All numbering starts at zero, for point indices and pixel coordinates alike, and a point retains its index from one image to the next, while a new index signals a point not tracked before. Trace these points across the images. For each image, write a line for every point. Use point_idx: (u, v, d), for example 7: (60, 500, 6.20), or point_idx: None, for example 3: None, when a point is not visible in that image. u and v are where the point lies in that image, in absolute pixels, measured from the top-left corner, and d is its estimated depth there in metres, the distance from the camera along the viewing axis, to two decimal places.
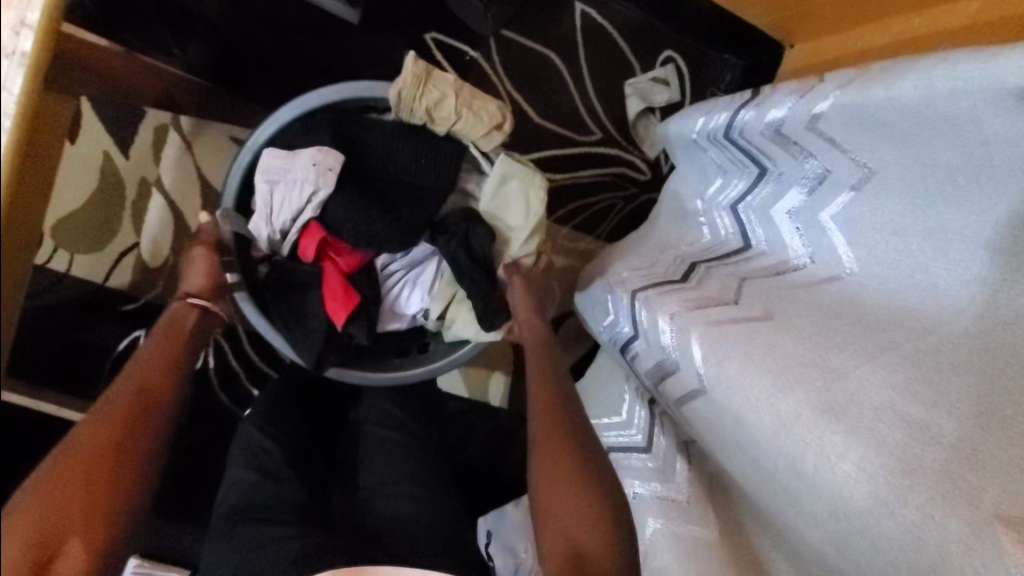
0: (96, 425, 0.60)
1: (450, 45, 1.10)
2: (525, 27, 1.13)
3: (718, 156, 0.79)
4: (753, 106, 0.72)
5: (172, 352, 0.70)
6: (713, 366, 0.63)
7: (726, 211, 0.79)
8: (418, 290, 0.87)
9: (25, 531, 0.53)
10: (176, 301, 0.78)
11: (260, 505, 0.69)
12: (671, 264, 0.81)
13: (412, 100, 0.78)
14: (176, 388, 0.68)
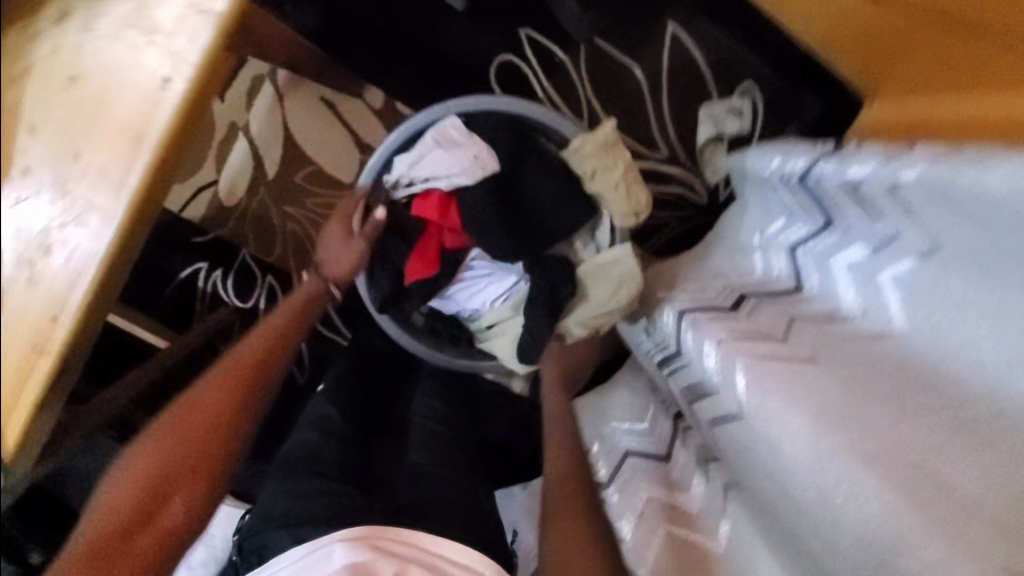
0: (218, 376, 0.77)
1: (541, 44, 1.17)
2: (617, 37, 1.20)
3: (786, 197, 0.87)
4: (834, 160, 0.77)
5: (293, 321, 0.86)
6: (754, 395, 0.67)
7: (784, 251, 0.86)
8: (483, 296, 0.89)
9: (142, 481, 0.68)
10: (318, 280, 0.94)
11: (315, 459, 0.73)
12: (721, 291, 0.89)
13: (588, 154, 0.78)
14: (279, 362, 0.82)
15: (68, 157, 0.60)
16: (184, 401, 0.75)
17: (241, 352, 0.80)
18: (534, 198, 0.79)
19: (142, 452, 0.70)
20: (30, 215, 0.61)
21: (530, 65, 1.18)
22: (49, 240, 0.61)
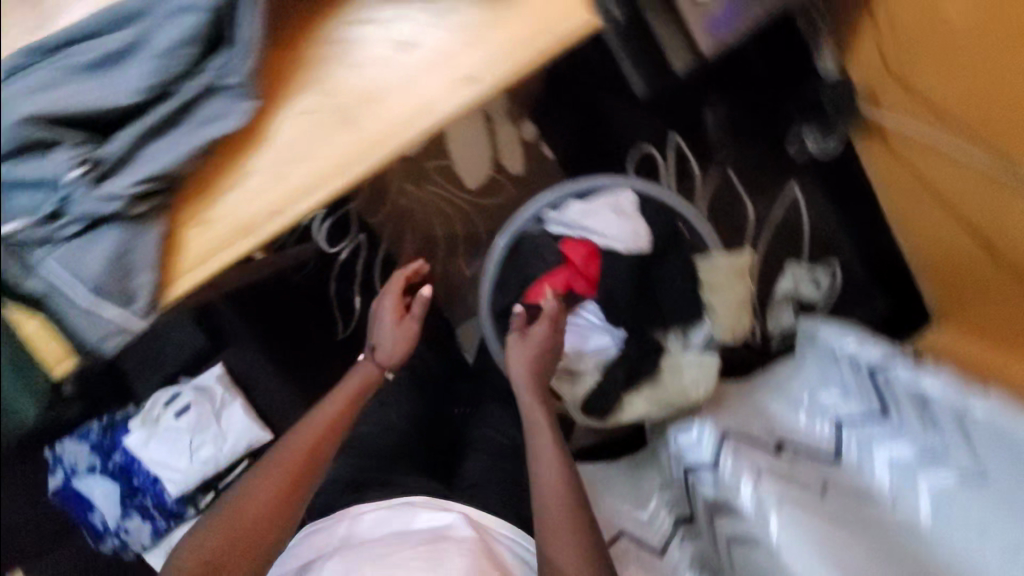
0: (280, 472, 0.77)
1: (685, 155, 1.27)
2: (749, 175, 1.28)
3: (848, 376, 0.96)
4: (909, 368, 0.88)
5: (340, 415, 0.85)
6: (784, 533, 0.76)
7: (830, 421, 0.95)
8: (574, 342, 0.91)
9: (209, 554, 0.70)
10: (371, 367, 0.92)
11: (372, 451, 0.97)
12: (764, 432, 0.96)
13: (718, 271, 0.86)
14: (336, 437, 0.83)
15: (350, 114, 0.63)
16: (242, 502, 0.75)
17: (301, 432, 0.82)
18: (662, 283, 0.87)
19: (212, 527, 0.73)
20: (297, 142, 0.64)
21: (667, 166, 1.26)
22: (294, 156, 0.64)
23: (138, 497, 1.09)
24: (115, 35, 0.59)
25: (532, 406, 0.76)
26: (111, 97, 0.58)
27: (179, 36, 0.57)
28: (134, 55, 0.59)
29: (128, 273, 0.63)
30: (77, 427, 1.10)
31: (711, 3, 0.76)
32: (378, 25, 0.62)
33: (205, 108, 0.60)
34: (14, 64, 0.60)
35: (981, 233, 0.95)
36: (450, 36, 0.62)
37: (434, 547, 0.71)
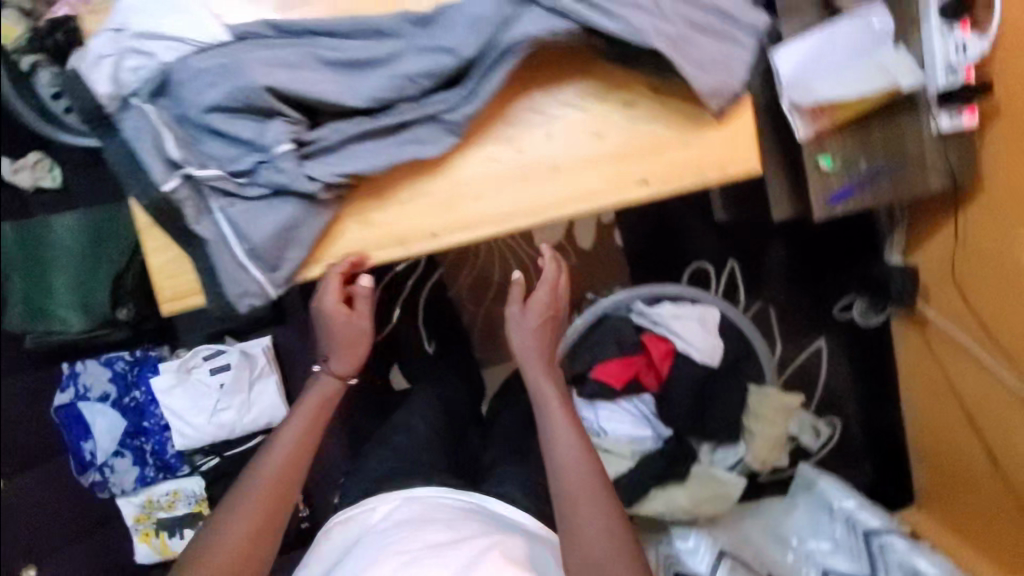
0: (254, 506, 0.70)
1: (736, 278, 1.32)
2: (787, 317, 1.32)
3: (841, 531, 1.05)
4: (906, 541, 1.00)
5: (304, 438, 0.76)
6: None
7: (817, 568, 1.03)
8: (617, 425, 0.93)
9: None
10: (330, 377, 0.79)
11: (389, 455, 0.95)
12: (755, 561, 1.03)
13: (767, 407, 0.93)
14: (306, 463, 0.75)
15: (530, 177, 0.70)
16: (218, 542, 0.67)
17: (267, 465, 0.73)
18: (720, 404, 0.92)
19: None
20: (480, 181, 0.71)
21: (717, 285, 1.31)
22: (469, 196, 0.71)
23: (140, 439, 1.09)
24: (364, 46, 0.66)
25: (542, 379, 0.76)
26: (342, 96, 0.65)
27: (421, 68, 0.65)
28: (372, 67, 0.66)
29: (286, 245, 0.68)
30: (104, 353, 1.09)
31: (834, 178, 0.86)
32: (576, 111, 0.70)
33: (412, 130, 0.67)
34: (270, 39, 0.68)
35: (983, 433, 1.02)
36: (631, 143, 0.70)
37: (449, 534, 0.72)
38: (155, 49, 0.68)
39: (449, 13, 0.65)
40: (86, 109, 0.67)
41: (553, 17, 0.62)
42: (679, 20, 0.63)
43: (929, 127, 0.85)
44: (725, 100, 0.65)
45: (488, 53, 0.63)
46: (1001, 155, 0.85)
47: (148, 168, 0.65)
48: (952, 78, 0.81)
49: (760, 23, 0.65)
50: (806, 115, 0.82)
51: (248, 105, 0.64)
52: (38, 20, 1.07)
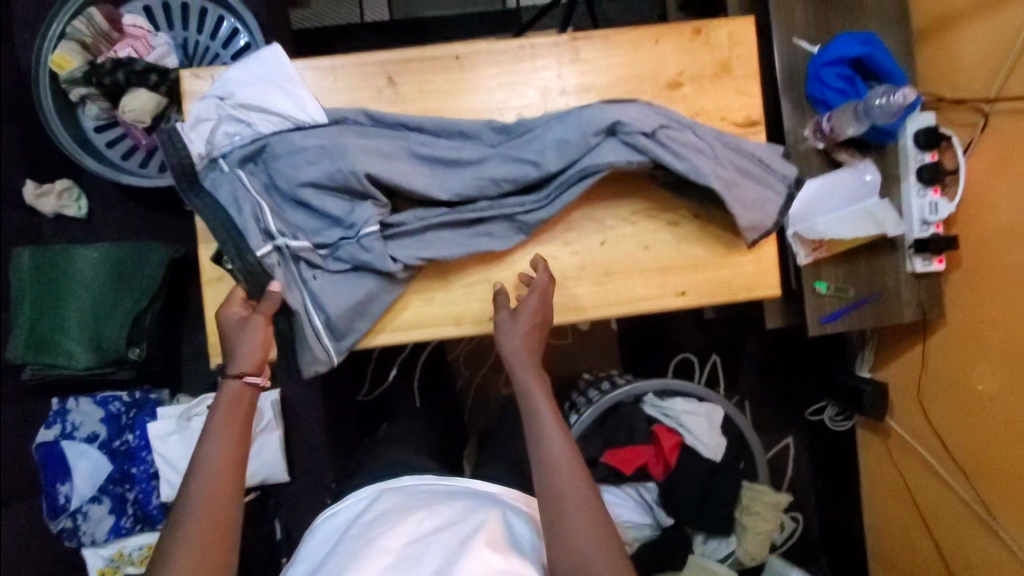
0: (198, 531, 0.57)
1: (718, 371, 1.42)
2: (759, 410, 1.43)
3: None
4: None
5: (238, 444, 0.63)
6: None
7: None
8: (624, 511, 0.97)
9: None
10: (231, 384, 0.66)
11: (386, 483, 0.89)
12: None
13: (758, 505, 0.99)
14: (234, 465, 0.62)
15: (582, 276, 0.79)
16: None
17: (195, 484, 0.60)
18: (716, 497, 0.98)
19: None
20: None
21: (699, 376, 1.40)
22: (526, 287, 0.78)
23: (124, 486, 1.05)
24: (453, 147, 0.74)
25: (528, 379, 0.68)
26: (431, 190, 0.72)
27: (505, 174, 0.73)
28: (459, 166, 0.74)
29: (358, 316, 0.74)
30: (101, 392, 1.06)
31: (827, 303, 0.99)
32: (628, 226, 0.79)
33: (486, 225, 0.75)
34: (366, 128, 0.74)
35: (934, 535, 1.11)
36: (673, 258, 0.79)
37: (438, 524, 0.62)
38: (254, 121, 0.73)
39: (535, 131, 0.74)
40: (178, 167, 0.71)
41: (626, 151, 0.73)
42: (728, 165, 0.75)
43: (907, 267, 0.99)
44: (760, 234, 0.76)
45: (568, 172, 0.73)
46: (963, 297, 1.00)
47: (244, 235, 0.70)
48: (927, 231, 0.97)
49: (791, 174, 0.77)
50: (808, 243, 0.95)
51: (343, 187, 0.71)
52: (98, 56, 1.04)
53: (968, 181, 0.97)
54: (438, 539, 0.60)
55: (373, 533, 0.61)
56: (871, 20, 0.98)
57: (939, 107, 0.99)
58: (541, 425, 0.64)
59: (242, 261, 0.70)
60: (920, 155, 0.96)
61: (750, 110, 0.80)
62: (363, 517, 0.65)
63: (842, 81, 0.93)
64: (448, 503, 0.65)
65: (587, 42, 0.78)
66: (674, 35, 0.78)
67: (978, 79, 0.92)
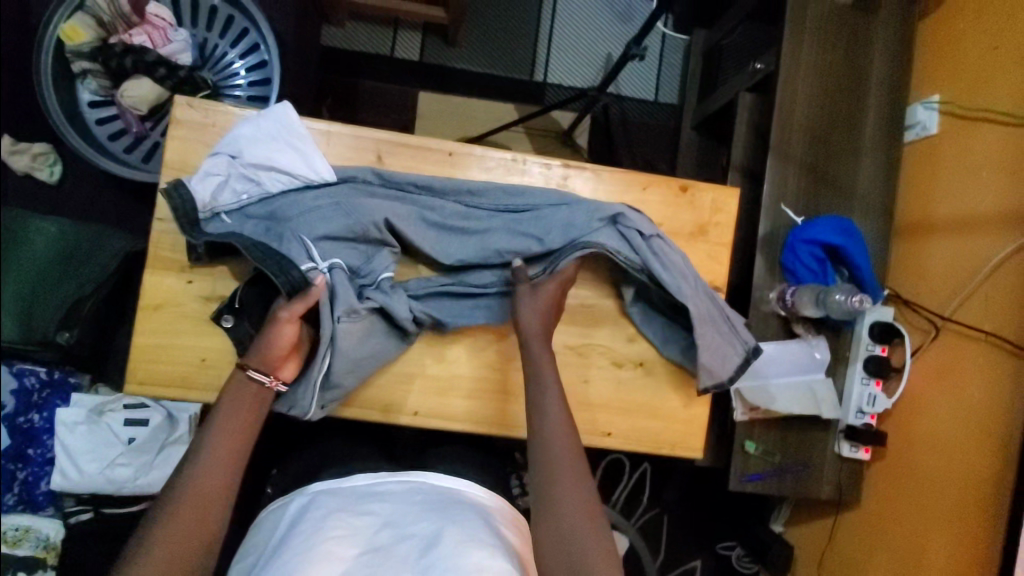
0: (188, 509, 0.58)
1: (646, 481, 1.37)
2: (676, 528, 1.37)
3: None
4: None
5: (236, 436, 0.64)
6: None
7: None
8: None
9: None
10: (240, 371, 0.68)
11: None
12: None
13: None
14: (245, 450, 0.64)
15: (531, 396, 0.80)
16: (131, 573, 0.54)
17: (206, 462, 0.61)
18: None
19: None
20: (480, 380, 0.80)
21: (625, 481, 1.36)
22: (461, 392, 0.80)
23: (15, 464, 1.01)
24: (459, 212, 0.77)
25: (542, 359, 0.70)
26: (437, 253, 0.76)
27: (509, 246, 0.77)
28: (465, 232, 0.77)
29: (352, 370, 0.74)
30: (17, 363, 1.01)
31: (751, 463, 0.99)
32: (572, 355, 0.81)
33: (486, 298, 0.79)
34: (373, 186, 0.76)
35: None
36: (609, 397, 0.81)
37: (396, 534, 0.60)
38: (263, 179, 0.74)
39: (541, 210, 0.77)
40: (185, 215, 0.71)
41: (623, 247, 0.76)
42: (704, 300, 0.77)
43: (834, 447, 1.02)
44: (710, 381, 0.77)
45: (570, 250, 0.75)
46: (880, 485, 1.02)
47: (288, 262, 0.71)
48: (860, 420, 0.99)
49: (753, 342, 0.79)
50: (747, 403, 0.96)
51: (360, 237, 0.75)
52: (112, 35, 1.04)
53: (909, 382, 1.00)
54: (394, 548, 0.58)
55: (325, 537, 0.58)
56: (856, 205, 1.02)
57: (898, 304, 1.03)
58: (549, 418, 0.65)
59: (242, 325, 0.74)
60: (871, 345, 0.98)
61: (716, 276, 0.83)
62: (309, 516, 0.62)
63: (815, 262, 0.96)
64: (404, 510, 0.63)
65: (579, 173, 0.81)
66: (662, 187, 0.82)
67: (937, 291, 0.96)
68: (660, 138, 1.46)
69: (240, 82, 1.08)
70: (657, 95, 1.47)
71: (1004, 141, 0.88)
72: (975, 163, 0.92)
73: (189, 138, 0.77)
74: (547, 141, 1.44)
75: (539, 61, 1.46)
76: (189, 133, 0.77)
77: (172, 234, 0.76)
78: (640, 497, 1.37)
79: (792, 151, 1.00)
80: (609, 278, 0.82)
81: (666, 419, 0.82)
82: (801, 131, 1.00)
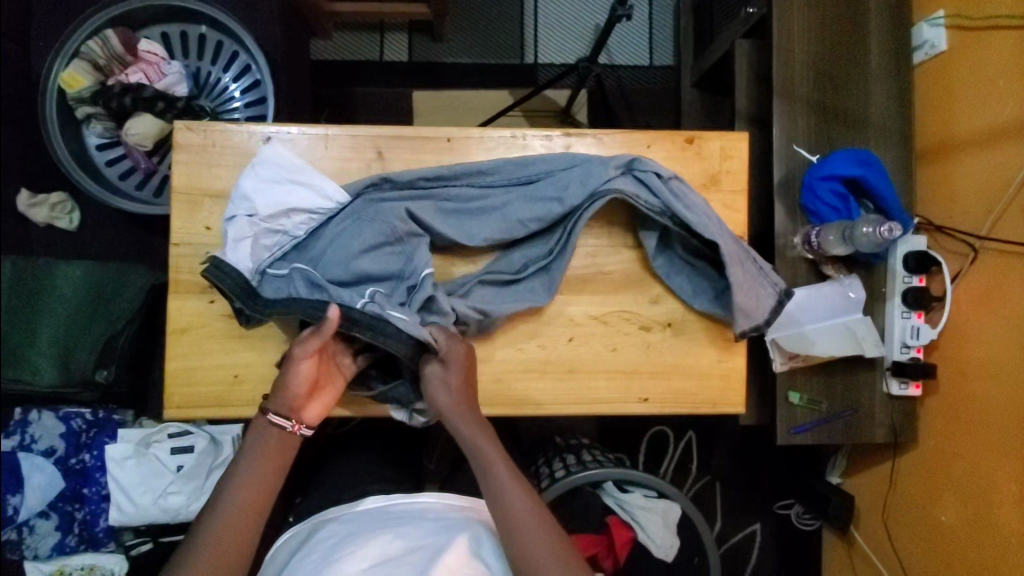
0: (214, 543, 0.62)
1: (695, 450, 1.35)
2: (731, 494, 1.34)
3: None
4: None
5: (272, 470, 0.68)
6: None
7: None
8: None
9: None
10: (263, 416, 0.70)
11: None
12: None
13: None
14: (274, 478, 0.68)
15: (564, 371, 0.79)
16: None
17: (231, 494, 0.65)
18: None
19: None
20: (510, 361, 0.79)
21: (673, 451, 1.33)
22: (492, 375, 0.78)
23: (73, 505, 1.04)
24: (474, 192, 0.76)
25: (483, 440, 0.69)
26: (461, 237, 0.76)
27: (532, 215, 0.75)
28: (483, 210, 0.76)
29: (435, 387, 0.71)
30: (64, 407, 1.06)
31: (797, 413, 0.97)
32: (598, 324, 0.80)
33: (524, 282, 0.78)
34: (385, 193, 0.75)
35: None
36: (642, 363, 0.80)
37: (406, 547, 0.63)
38: (286, 225, 0.72)
39: (553, 175, 0.76)
40: (235, 289, 0.68)
41: (642, 195, 0.75)
42: (730, 242, 0.74)
43: (883, 387, 0.99)
44: (756, 321, 0.76)
45: (589, 204, 0.74)
46: (934, 424, 0.99)
47: (345, 306, 0.69)
48: (906, 354, 0.96)
49: (781, 283, 0.78)
50: (785, 352, 0.94)
51: (391, 237, 0.73)
52: (109, 77, 1.06)
53: (953, 311, 0.96)
54: (404, 560, 0.62)
55: (337, 556, 0.61)
56: (873, 136, 0.98)
57: (931, 232, 0.99)
58: (505, 489, 0.66)
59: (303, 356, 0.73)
60: (907, 277, 0.95)
61: (735, 225, 0.81)
62: (326, 539, 0.66)
63: (836, 198, 0.93)
64: (418, 528, 0.66)
65: (581, 140, 0.80)
66: (666, 142, 0.80)
67: (971, 211, 0.92)
68: (661, 103, 1.44)
69: (237, 105, 1.09)
70: (651, 59, 1.44)
71: (1018, 45, 0.83)
72: (992, 70, 0.88)
73: (190, 161, 0.77)
74: (546, 121, 1.42)
75: (527, 44, 1.44)
76: (190, 157, 0.77)
77: (188, 257, 0.77)
78: (690, 466, 1.34)
79: (797, 90, 0.97)
80: (628, 238, 0.80)
81: (702, 376, 0.80)
82: (803, 69, 0.97)
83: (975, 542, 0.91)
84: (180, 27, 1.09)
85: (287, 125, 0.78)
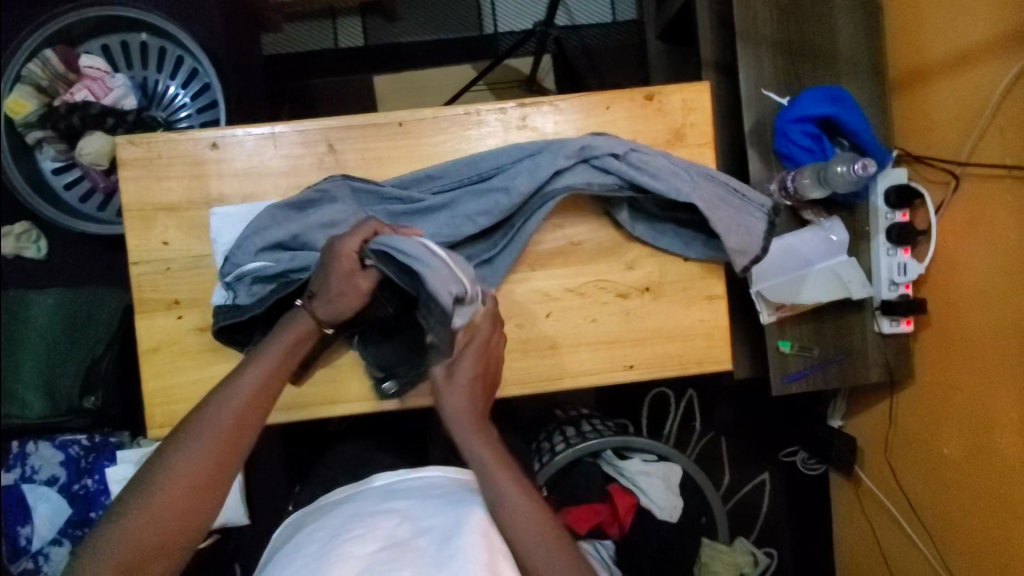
0: (223, 419, 0.61)
1: (698, 407, 1.34)
2: (737, 446, 1.35)
3: None
4: None
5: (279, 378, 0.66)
6: None
7: None
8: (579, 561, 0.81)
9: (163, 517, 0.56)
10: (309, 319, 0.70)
11: None
12: None
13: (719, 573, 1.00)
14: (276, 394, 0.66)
15: (544, 349, 0.78)
16: (176, 467, 0.58)
17: (246, 380, 0.64)
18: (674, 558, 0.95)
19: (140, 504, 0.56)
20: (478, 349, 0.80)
21: (676, 411, 1.33)
22: None
23: (81, 530, 1.02)
24: (422, 196, 0.74)
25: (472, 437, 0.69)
26: None
27: (481, 208, 0.73)
28: (432, 211, 0.74)
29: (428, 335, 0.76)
30: (60, 435, 1.05)
31: (791, 361, 0.96)
32: (574, 297, 0.78)
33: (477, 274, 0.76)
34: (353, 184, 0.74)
35: None
36: (621, 331, 0.78)
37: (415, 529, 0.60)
38: None
39: (507, 169, 0.74)
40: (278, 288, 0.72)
41: (601, 175, 0.73)
42: (704, 182, 0.74)
43: (874, 326, 0.97)
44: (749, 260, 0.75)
45: (541, 200, 0.73)
46: (931, 358, 0.98)
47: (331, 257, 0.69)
48: (895, 292, 0.95)
49: (768, 203, 0.76)
50: (772, 303, 0.92)
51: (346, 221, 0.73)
52: (55, 98, 1.03)
53: (939, 241, 0.94)
54: (412, 543, 0.58)
55: (344, 538, 0.59)
56: (845, 71, 0.95)
57: (909, 163, 0.97)
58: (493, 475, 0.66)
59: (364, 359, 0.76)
60: (890, 213, 0.93)
61: None
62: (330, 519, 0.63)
63: (809, 139, 0.90)
64: (427, 506, 0.64)
65: (537, 110, 0.77)
66: (625, 101, 0.77)
67: (950, 138, 0.89)
68: (629, 60, 1.39)
69: (188, 111, 1.05)
70: (614, 15, 1.39)
71: None
72: None
73: (138, 176, 0.75)
74: (512, 92, 1.38)
75: (484, 14, 1.38)
76: (137, 172, 0.75)
77: (151, 274, 0.75)
78: (694, 423, 1.34)
79: (761, 31, 0.93)
80: (595, 207, 0.78)
81: (687, 337, 0.79)
82: (765, 8, 0.93)
83: (992, 468, 0.89)
84: (120, 37, 1.05)
85: (232, 127, 0.76)
